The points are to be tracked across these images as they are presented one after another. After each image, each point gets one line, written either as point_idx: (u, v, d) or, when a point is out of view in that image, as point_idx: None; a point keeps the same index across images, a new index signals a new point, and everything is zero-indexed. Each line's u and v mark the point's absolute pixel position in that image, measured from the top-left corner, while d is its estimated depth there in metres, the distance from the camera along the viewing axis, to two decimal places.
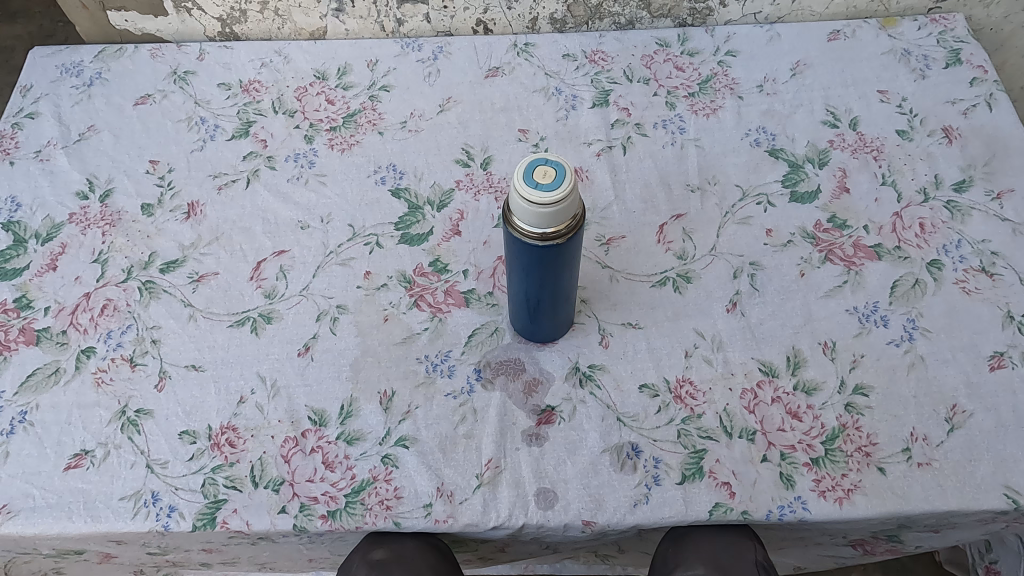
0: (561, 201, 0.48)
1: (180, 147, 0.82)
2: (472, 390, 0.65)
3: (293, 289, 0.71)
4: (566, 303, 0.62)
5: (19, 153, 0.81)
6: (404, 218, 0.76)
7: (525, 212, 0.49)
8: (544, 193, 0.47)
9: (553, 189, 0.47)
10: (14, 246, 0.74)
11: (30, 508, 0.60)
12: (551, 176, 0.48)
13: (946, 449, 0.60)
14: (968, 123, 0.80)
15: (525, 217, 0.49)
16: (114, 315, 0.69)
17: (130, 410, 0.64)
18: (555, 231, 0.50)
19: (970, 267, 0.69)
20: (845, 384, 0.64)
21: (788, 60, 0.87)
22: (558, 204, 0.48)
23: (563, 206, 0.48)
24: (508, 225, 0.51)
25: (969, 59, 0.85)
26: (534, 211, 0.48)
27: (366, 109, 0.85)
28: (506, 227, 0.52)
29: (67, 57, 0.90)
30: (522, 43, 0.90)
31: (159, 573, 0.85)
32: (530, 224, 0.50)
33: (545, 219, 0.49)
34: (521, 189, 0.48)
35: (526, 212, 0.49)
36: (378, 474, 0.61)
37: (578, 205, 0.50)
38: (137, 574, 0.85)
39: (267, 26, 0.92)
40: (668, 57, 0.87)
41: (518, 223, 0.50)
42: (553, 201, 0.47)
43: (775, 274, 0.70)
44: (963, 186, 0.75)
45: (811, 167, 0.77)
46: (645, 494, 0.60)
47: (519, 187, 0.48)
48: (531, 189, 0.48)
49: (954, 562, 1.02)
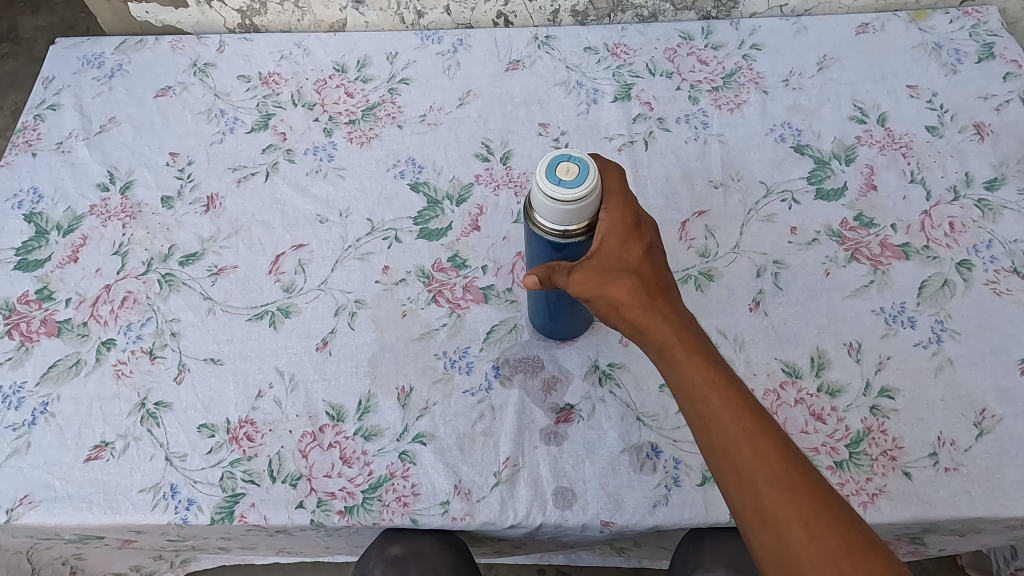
0: (584, 198, 0.47)
1: (200, 139, 0.82)
2: (490, 387, 0.65)
3: (311, 283, 0.71)
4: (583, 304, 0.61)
5: (41, 144, 0.81)
6: (423, 213, 0.75)
7: (547, 209, 0.48)
8: (567, 189, 0.47)
9: (576, 186, 0.47)
10: (36, 237, 0.75)
11: (51, 499, 0.60)
12: (574, 172, 0.47)
13: (974, 454, 0.59)
14: (1001, 120, 0.78)
15: (546, 213, 0.48)
16: (134, 307, 0.70)
17: (149, 403, 0.64)
18: (576, 229, 0.49)
19: (1001, 268, 0.68)
20: (871, 386, 0.63)
21: (815, 53, 0.85)
22: (581, 201, 0.47)
23: (586, 203, 0.47)
24: (529, 220, 0.51)
25: (1003, 54, 0.83)
26: (556, 207, 0.47)
27: (386, 101, 0.84)
28: (527, 222, 0.51)
29: (89, 48, 0.90)
30: (543, 36, 0.89)
31: (178, 558, 0.85)
32: (551, 221, 0.49)
33: (566, 216, 0.48)
34: (544, 185, 0.47)
35: (548, 209, 0.48)
36: (396, 470, 0.61)
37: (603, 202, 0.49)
38: (157, 559, 0.85)
39: (287, 18, 0.92)
40: (691, 50, 0.86)
41: (539, 219, 0.50)
42: (576, 198, 0.46)
43: (800, 273, 0.69)
44: (995, 184, 0.73)
45: (837, 164, 0.76)
46: (665, 495, 0.59)
47: (541, 182, 0.47)
48: (554, 185, 0.47)
49: (977, 567, 1.01)
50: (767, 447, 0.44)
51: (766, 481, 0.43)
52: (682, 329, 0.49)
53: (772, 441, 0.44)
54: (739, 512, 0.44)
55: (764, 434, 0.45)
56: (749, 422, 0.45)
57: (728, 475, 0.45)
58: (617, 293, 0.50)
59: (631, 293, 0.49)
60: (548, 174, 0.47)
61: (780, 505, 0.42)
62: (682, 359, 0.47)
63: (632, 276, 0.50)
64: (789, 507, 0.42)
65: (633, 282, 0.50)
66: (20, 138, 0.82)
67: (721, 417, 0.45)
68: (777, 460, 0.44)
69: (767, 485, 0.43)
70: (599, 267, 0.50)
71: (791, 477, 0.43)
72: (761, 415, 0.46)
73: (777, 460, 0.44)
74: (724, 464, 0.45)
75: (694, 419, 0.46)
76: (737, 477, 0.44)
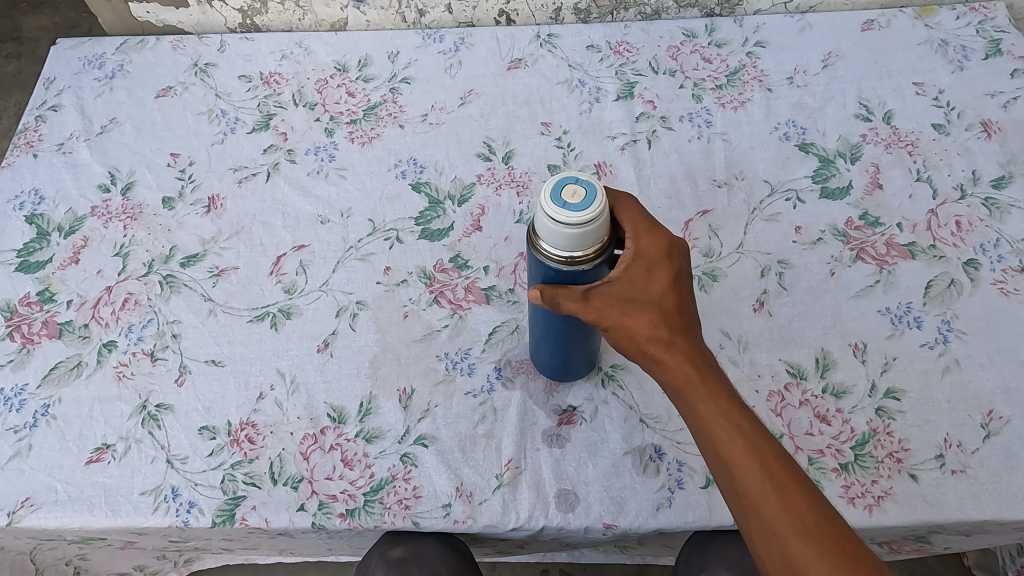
0: (590, 222, 0.45)
1: (201, 140, 0.81)
2: (492, 388, 0.64)
3: (312, 284, 0.71)
4: (585, 340, 0.58)
5: (42, 145, 0.81)
6: (424, 213, 0.75)
7: (551, 232, 0.46)
8: (572, 213, 0.44)
9: (582, 209, 0.44)
10: (37, 239, 0.74)
11: (52, 501, 0.60)
12: (581, 194, 0.45)
13: (981, 456, 0.58)
14: (1008, 117, 0.77)
15: (550, 237, 0.46)
16: (136, 309, 0.69)
17: (150, 405, 0.64)
18: (582, 255, 0.47)
19: (1008, 268, 0.67)
20: (877, 387, 0.62)
21: (820, 50, 0.84)
22: (588, 226, 0.45)
23: (592, 228, 0.45)
24: (533, 246, 0.48)
25: (1010, 50, 0.82)
26: (561, 231, 0.45)
27: (387, 101, 0.83)
28: (530, 249, 0.49)
29: (90, 49, 0.90)
30: (545, 34, 0.88)
31: (181, 556, 0.85)
32: (556, 246, 0.46)
33: (572, 242, 0.46)
34: (549, 208, 0.45)
35: (552, 233, 0.46)
36: (397, 473, 0.61)
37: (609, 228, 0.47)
38: (160, 557, 0.85)
39: (288, 17, 0.92)
40: (694, 48, 0.85)
41: (543, 246, 0.48)
42: (582, 221, 0.44)
43: (804, 273, 0.68)
44: (1002, 182, 0.72)
45: (842, 162, 0.75)
46: (668, 497, 0.59)
47: (546, 205, 0.45)
48: (559, 208, 0.45)
49: (983, 566, 1.00)
50: (796, 493, 0.44)
51: (798, 535, 0.43)
52: (705, 366, 0.48)
53: (805, 495, 0.44)
54: (765, 560, 0.44)
55: (791, 477, 0.44)
56: (778, 467, 0.44)
57: (756, 525, 0.44)
58: (635, 325, 0.48)
59: (651, 327, 0.48)
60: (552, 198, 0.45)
61: (812, 560, 0.42)
62: (703, 401, 0.46)
63: (653, 308, 0.49)
64: (822, 561, 0.42)
65: (653, 316, 0.48)
66: (22, 140, 0.82)
67: (747, 459, 0.44)
68: (806, 507, 0.43)
69: (798, 538, 0.43)
70: (619, 296, 0.49)
71: (818, 524, 0.43)
72: (792, 464, 0.45)
73: (808, 510, 0.43)
74: (751, 513, 0.44)
75: (719, 464, 0.46)
76: (762, 521, 0.44)
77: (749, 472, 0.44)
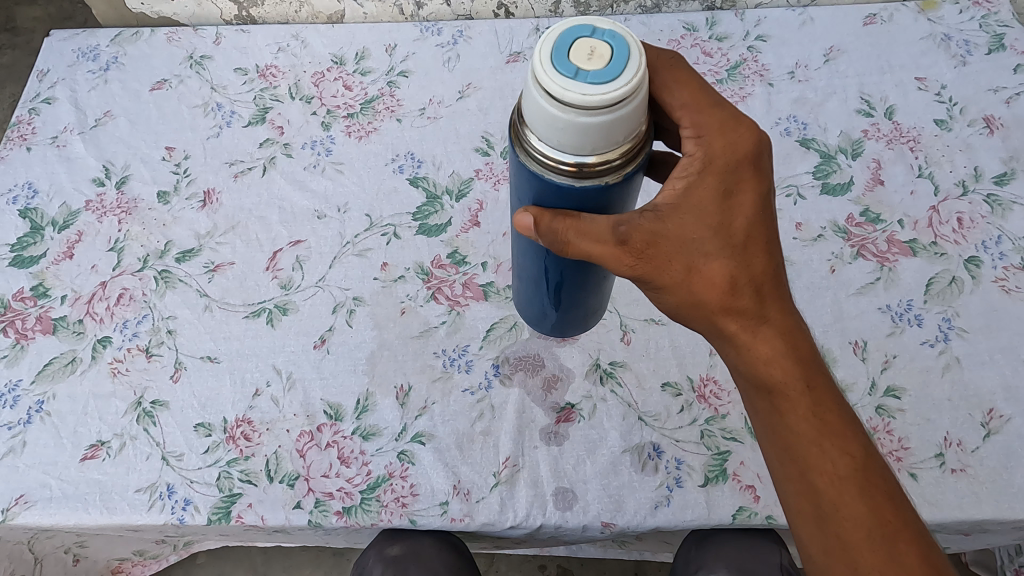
0: (613, 106, 0.35)
1: (196, 133, 0.80)
2: (490, 385, 0.64)
3: (309, 280, 0.70)
4: (589, 288, 0.56)
5: (36, 138, 0.80)
6: (422, 208, 0.74)
7: (560, 124, 0.36)
8: (588, 88, 0.34)
9: (602, 84, 0.34)
10: (31, 233, 0.74)
11: (46, 498, 0.59)
12: (600, 59, 0.35)
13: (981, 455, 0.58)
14: (1011, 113, 0.76)
15: (559, 131, 0.37)
16: (131, 304, 0.69)
17: (145, 402, 0.64)
18: (597, 161, 0.38)
19: (1010, 265, 0.66)
20: (877, 385, 0.62)
21: (822, 45, 0.83)
22: (610, 111, 0.35)
23: (616, 115, 0.35)
24: (536, 154, 0.39)
25: (1013, 45, 0.81)
26: (573, 121, 0.35)
27: (384, 95, 0.83)
28: (531, 161, 0.40)
29: (84, 40, 0.88)
30: (544, 28, 0.87)
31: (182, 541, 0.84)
32: (565, 145, 0.37)
33: (587, 136, 0.36)
34: (554, 79, 0.35)
35: (561, 124, 0.36)
36: (395, 470, 0.60)
37: (642, 118, 0.38)
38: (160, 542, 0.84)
39: (284, 10, 0.90)
40: (695, 42, 0.84)
41: (550, 149, 0.38)
42: (605, 95, 0.34)
43: (805, 270, 0.68)
44: (1004, 179, 0.72)
45: (843, 158, 0.74)
46: (666, 495, 0.59)
47: (550, 76, 0.35)
48: (569, 80, 0.34)
49: (981, 563, 1.00)
50: (892, 528, 0.46)
51: None
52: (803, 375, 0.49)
53: (908, 539, 0.45)
54: None
55: (888, 503, 0.47)
56: (873, 496, 0.47)
57: (840, 562, 0.46)
58: (709, 276, 0.46)
59: (724, 278, 0.46)
60: (561, 63, 0.35)
61: None
62: (799, 417, 0.48)
63: (727, 251, 0.46)
64: None
65: (728, 265, 0.46)
66: (15, 133, 0.81)
67: (842, 482, 0.47)
68: (912, 556, 0.45)
69: None
70: (678, 236, 0.45)
71: (911, 551, 0.45)
72: (895, 505, 0.47)
73: (911, 556, 0.45)
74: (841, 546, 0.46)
75: (808, 487, 0.48)
76: (845, 550, 0.46)
77: (841, 495, 0.47)
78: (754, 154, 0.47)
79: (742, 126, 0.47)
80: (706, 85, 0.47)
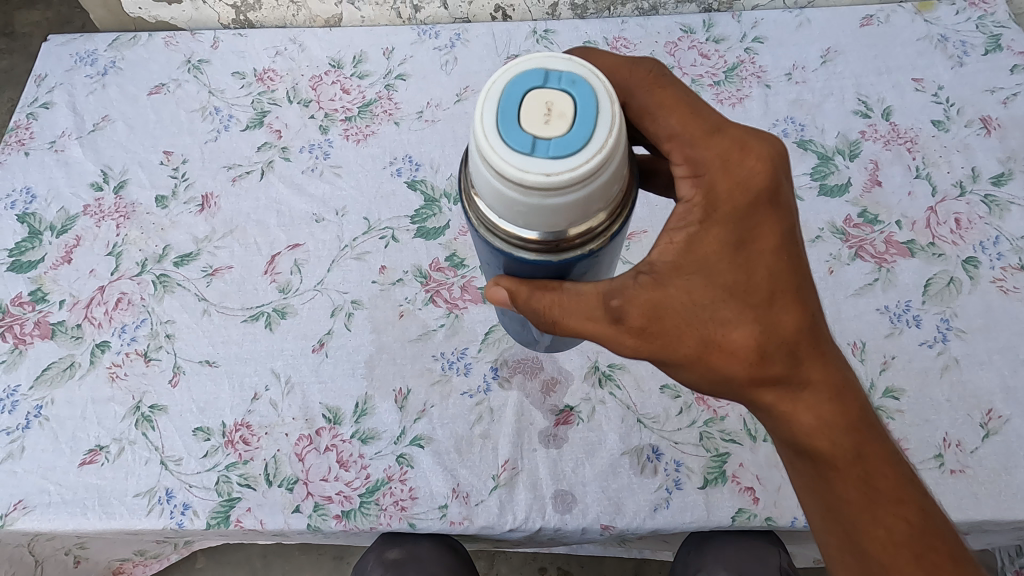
0: (580, 184, 0.34)
1: (194, 138, 0.80)
2: (489, 388, 0.64)
3: (307, 284, 0.70)
4: None
5: (34, 143, 0.80)
6: (420, 211, 0.74)
7: (524, 204, 0.35)
8: (550, 169, 0.33)
9: (564, 162, 0.33)
10: (29, 238, 0.74)
11: (45, 504, 0.59)
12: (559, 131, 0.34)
13: (980, 456, 0.58)
14: (1008, 113, 0.76)
15: (524, 210, 0.36)
16: (129, 309, 0.69)
17: (144, 406, 0.64)
18: (571, 233, 0.37)
19: (1008, 265, 0.67)
20: (875, 387, 0.62)
21: (819, 46, 0.83)
22: (576, 187, 0.34)
23: (584, 191, 0.34)
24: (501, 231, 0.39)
25: (1010, 45, 0.81)
26: (538, 201, 0.34)
27: (382, 98, 0.83)
28: (496, 239, 0.39)
29: (81, 45, 0.89)
30: (542, 30, 0.87)
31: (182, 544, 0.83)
32: (533, 221, 0.36)
33: (555, 213, 0.35)
34: (510, 161, 0.34)
35: (526, 204, 0.35)
36: (393, 474, 0.60)
37: (615, 184, 0.36)
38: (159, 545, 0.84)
39: (281, 13, 0.90)
40: (692, 44, 0.85)
41: (514, 226, 0.38)
42: (569, 173, 0.33)
43: None
44: (1001, 179, 0.72)
45: (841, 160, 0.74)
46: (665, 497, 0.59)
47: (506, 158, 0.34)
48: (527, 161, 0.33)
49: None
50: None
51: None
52: (845, 433, 0.46)
53: None
54: None
55: (951, 564, 0.44)
56: (933, 561, 0.44)
57: None
58: (732, 343, 0.43)
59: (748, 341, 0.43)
60: (520, 133, 0.34)
61: None
62: (841, 479, 0.46)
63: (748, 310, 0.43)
64: None
65: (752, 328, 0.43)
66: (13, 138, 0.81)
67: (894, 547, 0.45)
68: None
69: None
70: (689, 300, 0.43)
71: None
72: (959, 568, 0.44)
73: None
74: None
75: (858, 552, 0.46)
76: None
77: (895, 561, 0.45)
78: (762, 184, 0.43)
79: (748, 155, 0.44)
80: (696, 117, 0.44)
